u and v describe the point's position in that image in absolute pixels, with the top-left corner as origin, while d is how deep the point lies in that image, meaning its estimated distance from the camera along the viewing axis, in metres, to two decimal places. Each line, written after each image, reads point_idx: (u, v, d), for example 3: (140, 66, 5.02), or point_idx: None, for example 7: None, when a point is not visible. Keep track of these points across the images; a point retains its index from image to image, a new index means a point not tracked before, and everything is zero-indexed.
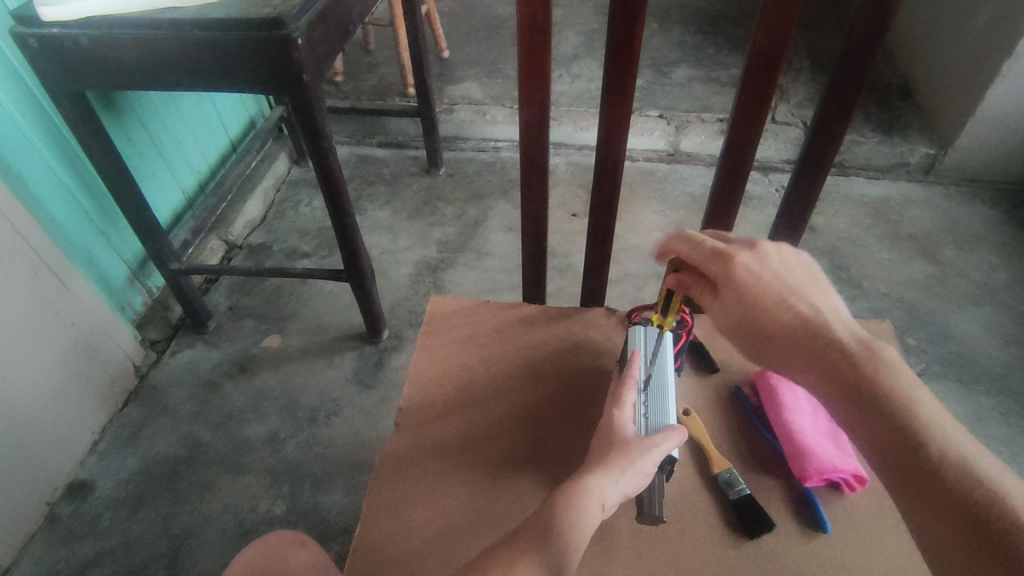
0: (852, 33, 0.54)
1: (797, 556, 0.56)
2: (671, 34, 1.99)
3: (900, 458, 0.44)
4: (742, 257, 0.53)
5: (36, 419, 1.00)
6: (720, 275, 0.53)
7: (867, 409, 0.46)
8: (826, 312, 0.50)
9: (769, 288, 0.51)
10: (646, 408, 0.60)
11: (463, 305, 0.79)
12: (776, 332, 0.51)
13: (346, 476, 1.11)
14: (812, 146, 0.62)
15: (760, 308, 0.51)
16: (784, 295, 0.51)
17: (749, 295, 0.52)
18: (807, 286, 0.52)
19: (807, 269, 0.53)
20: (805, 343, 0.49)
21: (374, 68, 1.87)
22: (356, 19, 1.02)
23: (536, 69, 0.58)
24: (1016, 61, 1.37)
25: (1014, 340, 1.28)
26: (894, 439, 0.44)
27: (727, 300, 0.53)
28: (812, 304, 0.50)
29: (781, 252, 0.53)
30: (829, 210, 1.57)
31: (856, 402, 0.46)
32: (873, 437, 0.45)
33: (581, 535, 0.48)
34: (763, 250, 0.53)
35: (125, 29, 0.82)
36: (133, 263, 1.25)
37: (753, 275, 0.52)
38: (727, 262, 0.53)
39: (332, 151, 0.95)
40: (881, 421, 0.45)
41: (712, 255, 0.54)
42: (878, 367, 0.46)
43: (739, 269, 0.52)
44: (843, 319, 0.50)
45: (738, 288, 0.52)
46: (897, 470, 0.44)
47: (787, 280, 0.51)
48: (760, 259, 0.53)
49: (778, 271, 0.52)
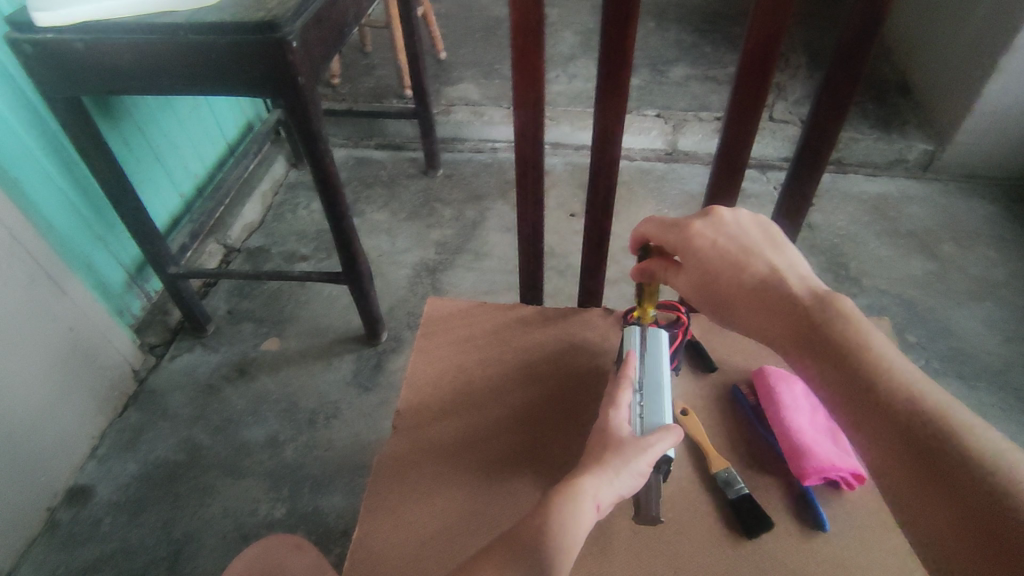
0: (846, 31, 0.54)
1: (797, 555, 0.56)
2: (668, 33, 1.99)
3: (875, 417, 0.42)
4: (697, 225, 0.54)
5: (35, 425, 1.00)
6: (679, 246, 0.55)
7: (840, 366, 0.45)
8: (785, 269, 0.51)
9: (728, 250, 0.52)
10: (642, 408, 0.59)
11: (460, 306, 0.79)
12: (741, 293, 0.51)
13: (345, 479, 1.10)
14: (807, 144, 0.62)
15: (724, 267, 0.52)
16: (742, 254, 0.52)
17: (708, 258, 0.53)
18: (764, 247, 0.52)
19: (764, 233, 0.53)
20: (766, 301, 0.50)
21: (372, 70, 1.87)
22: (352, 21, 1.02)
23: (529, 68, 0.57)
24: (1014, 56, 1.37)
25: (1014, 336, 1.28)
26: (866, 401, 0.43)
27: (691, 267, 0.54)
28: (772, 263, 0.51)
29: (737, 217, 0.54)
30: (827, 208, 1.57)
31: (823, 363, 0.46)
32: (846, 399, 0.44)
33: (575, 537, 0.48)
34: (721, 218, 0.54)
35: (118, 34, 0.82)
36: (132, 268, 1.25)
37: (710, 239, 0.53)
38: (685, 231, 0.54)
39: (329, 153, 0.95)
40: (854, 380, 0.44)
41: (673, 228, 0.56)
42: (846, 324, 0.46)
43: (697, 235, 0.54)
44: (803, 276, 0.50)
45: (696, 255, 0.53)
46: (871, 429, 0.42)
47: (743, 244, 0.52)
48: (716, 224, 0.54)
49: (737, 234, 0.53)
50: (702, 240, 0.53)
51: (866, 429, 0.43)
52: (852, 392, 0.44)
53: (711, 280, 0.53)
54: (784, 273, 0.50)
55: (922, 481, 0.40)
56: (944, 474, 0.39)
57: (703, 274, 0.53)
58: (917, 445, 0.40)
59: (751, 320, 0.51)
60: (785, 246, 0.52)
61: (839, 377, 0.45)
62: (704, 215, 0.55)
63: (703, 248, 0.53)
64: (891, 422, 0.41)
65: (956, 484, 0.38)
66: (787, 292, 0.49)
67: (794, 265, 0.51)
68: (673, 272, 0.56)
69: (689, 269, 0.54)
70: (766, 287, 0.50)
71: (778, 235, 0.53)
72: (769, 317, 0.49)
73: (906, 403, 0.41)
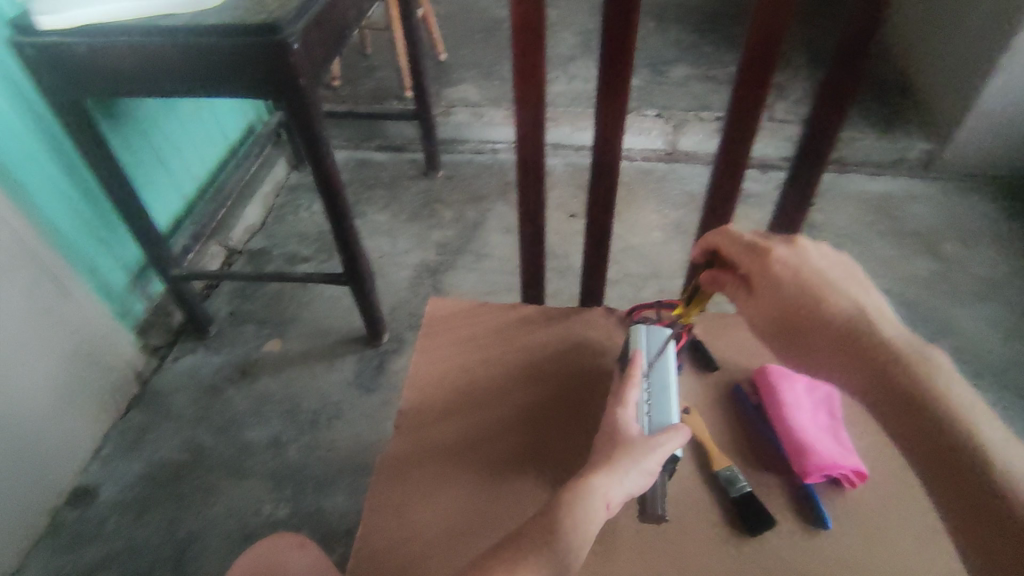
0: (845, 30, 0.54)
1: (800, 554, 0.56)
2: (667, 34, 2.00)
3: (954, 471, 0.43)
4: (777, 252, 0.53)
5: (39, 427, 1.00)
6: (755, 269, 0.54)
7: (915, 415, 0.45)
8: (875, 314, 0.50)
9: (811, 284, 0.51)
10: (649, 406, 0.59)
11: (463, 306, 0.79)
12: (819, 330, 0.50)
13: (348, 479, 1.11)
14: (807, 144, 0.62)
15: (806, 301, 0.51)
16: (828, 292, 0.51)
17: (787, 289, 0.52)
18: (847, 283, 0.52)
19: (846, 268, 0.53)
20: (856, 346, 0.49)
21: (372, 71, 1.87)
22: (353, 23, 1.02)
23: (530, 70, 0.58)
24: (1014, 54, 1.37)
25: (1016, 334, 1.28)
26: (947, 454, 0.44)
27: (768, 293, 0.53)
28: (856, 301, 0.50)
29: (818, 248, 0.54)
30: (828, 207, 1.57)
31: (908, 415, 0.46)
32: (925, 451, 0.45)
33: (585, 536, 0.48)
34: (801, 247, 0.54)
35: (121, 36, 0.82)
36: (133, 270, 1.23)
37: (791, 269, 0.52)
38: (764, 256, 0.53)
39: (331, 154, 0.95)
40: (936, 435, 0.44)
41: (747, 249, 0.55)
42: (930, 372, 0.46)
43: (776, 262, 0.53)
44: (890, 318, 0.50)
45: (775, 282, 0.53)
46: (938, 474, 0.44)
47: (828, 280, 0.52)
48: (798, 253, 0.53)
49: (820, 268, 0.53)
50: (782, 269, 0.52)
51: (943, 483, 0.44)
52: (932, 446, 0.44)
53: (790, 310, 0.52)
54: (874, 316, 0.49)
55: (986, 538, 0.42)
56: (1014, 534, 0.41)
57: (781, 304, 0.52)
58: (993, 504, 0.42)
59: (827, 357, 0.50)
60: (870, 287, 0.52)
61: (920, 432, 0.45)
62: (784, 242, 0.54)
63: (782, 278, 0.52)
64: (966, 480, 0.43)
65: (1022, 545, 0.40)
66: (881, 340, 0.48)
67: (878, 305, 0.51)
68: (742, 290, 0.56)
69: (764, 293, 0.53)
70: (857, 330, 0.49)
71: (862, 275, 0.53)
72: (859, 362, 0.48)
73: (985, 462, 0.43)
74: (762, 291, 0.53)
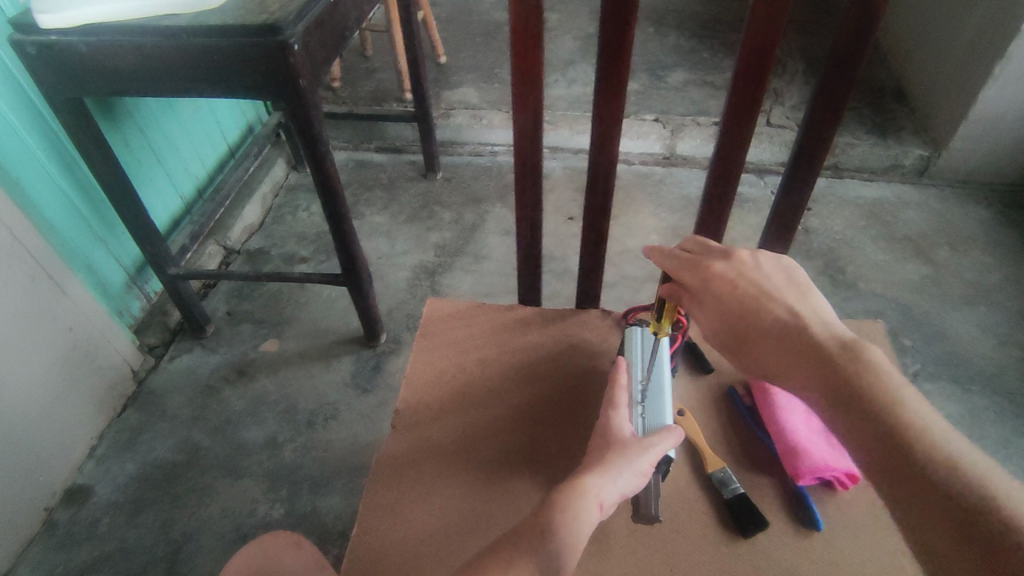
0: (840, 36, 0.54)
1: (792, 555, 0.56)
2: (667, 39, 2.01)
3: (902, 474, 0.41)
4: (716, 266, 0.54)
5: (34, 425, 1.00)
6: (697, 284, 0.55)
7: (860, 413, 0.44)
8: (810, 316, 0.50)
9: (748, 294, 0.52)
10: (643, 407, 0.61)
11: (460, 307, 0.79)
12: (763, 337, 0.50)
13: (344, 480, 1.11)
14: (802, 148, 0.62)
15: (746, 311, 0.52)
16: (763, 299, 0.51)
17: (728, 301, 0.52)
18: (786, 292, 0.52)
19: (786, 275, 0.53)
20: (793, 350, 0.48)
21: (372, 73, 1.88)
22: (353, 25, 1.03)
23: (529, 73, 0.58)
24: (1009, 63, 1.38)
25: (1009, 340, 1.29)
26: (904, 462, 0.42)
27: (709, 307, 0.54)
28: (792, 308, 0.50)
29: (756, 259, 0.54)
30: (824, 212, 1.58)
31: (850, 417, 0.44)
32: (880, 459, 0.43)
33: (579, 535, 0.48)
34: (741, 259, 0.54)
35: (122, 36, 0.83)
36: (132, 269, 1.25)
37: (729, 281, 0.53)
38: (703, 270, 0.54)
39: (330, 155, 0.96)
40: (891, 441, 0.42)
41: (688, 264, 0.56)
42: (869, 369, 0.45)
43: (716, 277, 0.54)
44: (827, 322, 0.49)
45: (716, 296, 0.53)
46: (887, 468, 0.42)
47: (765, 288, 0.52)
48: (737, 265, 0.54)
49: (759, 279, 0.53)
50: (721, 283, 0.53)
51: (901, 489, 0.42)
52: (888, 453, 0.42)
53: (732, 323, 0.52)
54: (806, 316, 0.50)
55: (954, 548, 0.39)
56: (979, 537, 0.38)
57: (723, 316, 0.53)
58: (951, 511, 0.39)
59: (773, 365, 0.50)
60: (809, 289, 0.52)
61: (868, 428, 0.43)
62: (723, 256, 0.55)
63: (722, 292, 0.53)
64: (919, 483, 0.41)
65: (993, 549, 0.38)
66: (817, 340, 0.48)
67: (816, 311, 0.51)
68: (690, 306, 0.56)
69: (707, 306, 0.54)
70: (792, 333, 0.49)
71: (803, 279, 0.53)
72: (798, 366, 0.48)
73: (942, 462, 0.41)
74: (703, 302, 0.54)
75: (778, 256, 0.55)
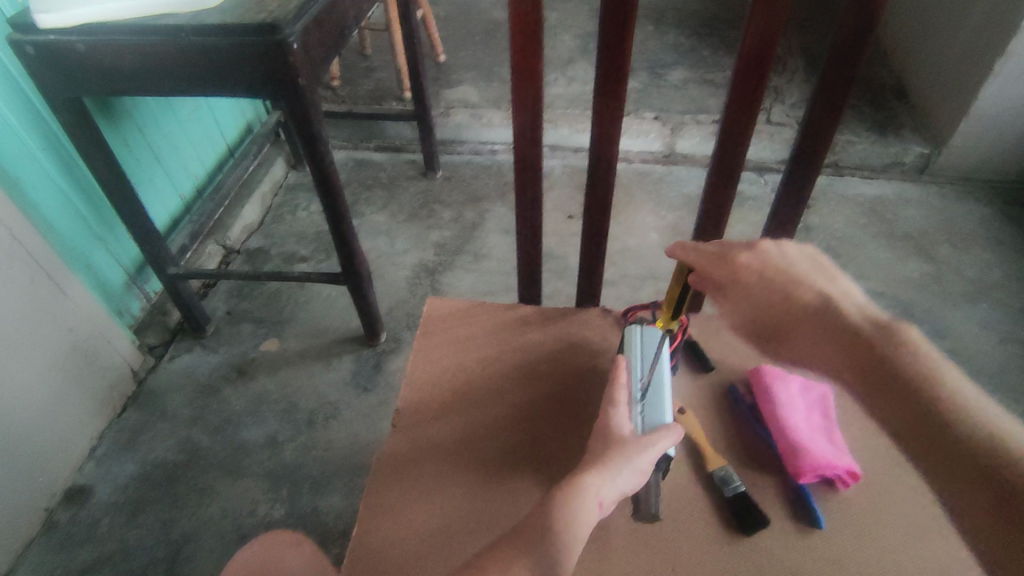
0: (840, 33, 0.54)
1: (794, 554, 0.56)
2: (666, 37, 2.00)
3: (936, 439, 0.47)
4: (744, 258, 0.57)
5: (34, 425, 1.00)
6: (728, 277, 0.57)
7: (895, 390, 0.49)
8: (840, 300, 0.53)
9: (777, 282, 0.55)
10: (642, 406, 0.60)
11: (460, 306, 0.79)
12: (796, 325, 0.54)
13: (344, 479, 1.11)
14: (802, 146, 0.62)
15: (779, 299, 0.55)
16: (793, 288, 0.55)
17: (760, 294, 0.56)
18: (814, 276, 0.55)
19: (814, 261, 0.56)
20: (829, 332, 0.53)
21: (371, 72, 1.88)
22: (352, 24, 1.03)
23: (528, 71, 0.58)
24: (1009, 60, 1.38)
25: (1010, 338, 1.29)
26: (935, 430, 0.47)
27: (742, 300, 0.57)
28: (822, 293, 0.54)
29: (785, 247, 0.57)
30: (824, 210, 1.58)
31: (886, 390, 0.49)
32: (914, 429, 0.48)
33: (578, 533, 0.48)
34: (765, 250, 0.57)
35: (120, 36, 0.82)
36: (132, 269, 1.25)
37: (757, 274, 0.56)
38: (733, 264, 0.57)
39: (329, 154, 0.95)
40: (922, 414, 0.47)
41: (717, 257, 0.58)
42: (900, 348, 0.50)
43: (745, 269, 0.56)
44: (854, 304, 0.54)
45: (747, 290, 0.56)
46: (920, 437, 0.47)
47: (794, 275, 0.55)
48: (766, 256, 0.56)
49: (788, 266, 0.56)
50: (752, 275, 0.56)
51: (930, 452, 0.47)
52: (921, 423, 0.47)
53: (765, 311, 0.56)
54: (838, 300, 0.53)
55: (979, 502, 0.45)
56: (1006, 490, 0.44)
57: (756, 308, 0.56)
58: (979, 470, 0.45)
59: (809, 348, 0.54)
60: (835, 274, 0.56)
61: (902, 403, 0.48)
62: (749, 248, 0.57)
63: (750, 283, 0.56)
64: (950, 446, 0.46)
65: (1016, 503, 0.43)
66: (848, 323, 0.52)
67: (843, 293, 0.54)
68: (717, 298, 0.58)
69: (738, 300, 0.57)
70: (828, 316, 0.53)
71: (827, 263, 0.57)
72: (833, 346, 0.52)
73: (968, 427, 0.46)
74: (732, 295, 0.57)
75: (802, 246, 0.58)
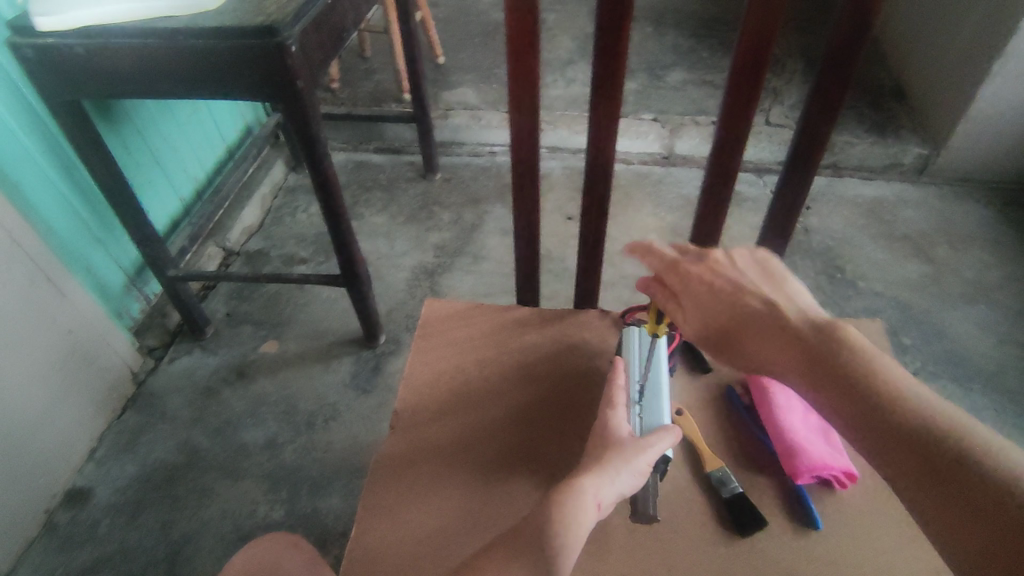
0: (836, 33, 0.54)
1: (790, 555, 0.56)
2: (665, 38, 2.01)
3: (894, 440, 0.43)
4: (694, 269, 0.56)
5: (33, 427, 1.00)
6: (678, 286, 0.56)
7: (847, 392, 0.46)
8: (786, 305, 0.52)
9: (724, 289, 0.54)
10: (640, 407, 0.61)
11: (458, 308, 0.79)
12: (746, 331, 0.52)
13: (344, 480, 1.11)
14: (799, 146, 0.62)
15: (725, 304, 0.54)
16: (741, 293, 0.53)
17: (710, 301, 0.54)
18: (762, 285, 0.54)
19: (762, 270, 0.56)
20: (775, 333, 0.51)
21: (370, 74, 1.88)
22: (350, 26, 1.03)
23: (525, 73, 0.58)
24: (1008, 61, 1.38)
25: (1009, 339, 1.29)
26: (896, 430, 0.43)
27: (692, 308, 0.55)
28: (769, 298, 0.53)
29: (733, 259, 0.56)
30: (824, 211, 1.58)
31: (834, 392, 0.47)
32: (870, 431, 0.44)
33: (576, 534, 0.48)
34: (716, 261, 0.56)
35: (120, 39, 0.83)
36: (131, 271, 1.25)
37: (706, 282, 0.55)
38: (682, 274, 0.56)
39: (328, 156, 0.96)
40: (878, 414, 0.44)
41: (669, 267, 0.57)
42: (848, 348, 0.47)
43: (694, 279, 0.56)
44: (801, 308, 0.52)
45: (697, 298, 0.55)
46: (880, 440, 0.44)
47: (742, 283, 0.54)
48: (714, 266, 0.56)
49: (736, 275, 0.55)
50: (700, 283, 0.55)
51: (892, 457, 0.43)
52: (875, 425, 0.44)
53: (714, 319, 0.54)
54: (782, 305, 0.52)
55: (945, 508, 0.41)
56: (974, 488, 0.40)
57: (707, 316, 0.55)
58: (945, 468, 0.41)
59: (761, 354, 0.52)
60: (785, 281, 0.55)
61: (855, 405, 0.45)
62: (700, 258, 0.57)
63: (699, 291, 0.55)
64: (916, 452, 0.42)
65: (983, 506, 0.39)
66: (793, 326, 0.50)
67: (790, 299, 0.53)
68: (672, 309, 0.57)
69: (689, 310, 0.56)
70: (772, 318, 0.51)
71: (778, 271, 0.56)
72: (782, 350, 0.50)
73: (930, 424, 0.42)
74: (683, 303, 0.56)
75: (754, 252, 0.58)
